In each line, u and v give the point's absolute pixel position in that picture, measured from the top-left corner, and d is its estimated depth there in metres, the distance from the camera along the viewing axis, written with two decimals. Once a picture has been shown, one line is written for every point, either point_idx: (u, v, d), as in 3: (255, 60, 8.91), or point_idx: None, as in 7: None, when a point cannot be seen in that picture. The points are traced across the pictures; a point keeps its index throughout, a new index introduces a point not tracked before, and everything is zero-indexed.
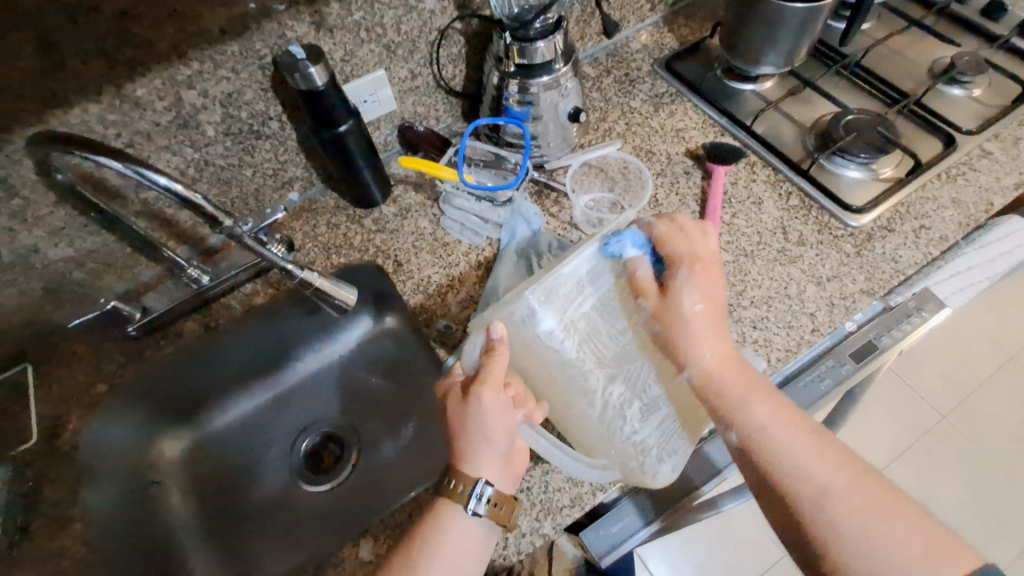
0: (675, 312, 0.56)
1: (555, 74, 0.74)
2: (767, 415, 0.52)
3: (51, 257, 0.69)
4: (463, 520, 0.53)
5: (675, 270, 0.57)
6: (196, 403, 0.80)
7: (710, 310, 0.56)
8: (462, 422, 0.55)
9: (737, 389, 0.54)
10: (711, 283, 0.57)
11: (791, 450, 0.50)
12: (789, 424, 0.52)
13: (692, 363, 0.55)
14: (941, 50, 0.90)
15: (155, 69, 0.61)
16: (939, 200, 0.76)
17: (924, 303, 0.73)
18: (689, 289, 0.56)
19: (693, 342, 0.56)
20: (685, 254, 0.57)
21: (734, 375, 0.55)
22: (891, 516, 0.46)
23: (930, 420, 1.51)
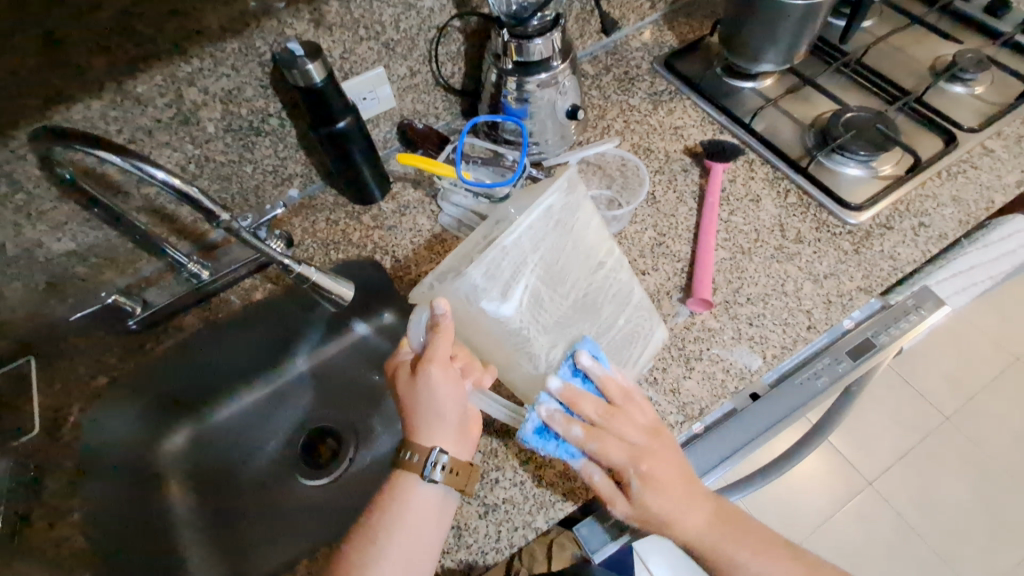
0: (653, 516, 0.55)
1: (552, 71, 0.74)
2: (754, 569, 0.57)
3: (55, 251, 0.70)
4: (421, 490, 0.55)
5: (628, 483, 0.54)
6: (197, 395, 0.81)
7: (678, 512, 0.55)
8: (412, 396, 0.56)
9: (715, 539, 0.56)
10: (666, 485, 0.55)
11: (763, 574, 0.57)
12: (765, 559, 0.57)
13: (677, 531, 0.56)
14: (943, 47, 0.89)
15: (155, 66, 0.62)
16: (939, 197, 0.76)
17: (923, 301, 0.72)
18: (651, 482, 0.54)
19: (663, 527, 0.56)
20: (623, 463, 0.54)
21: (716, 536, 0.57)
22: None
23: (934, 422, 1.49)
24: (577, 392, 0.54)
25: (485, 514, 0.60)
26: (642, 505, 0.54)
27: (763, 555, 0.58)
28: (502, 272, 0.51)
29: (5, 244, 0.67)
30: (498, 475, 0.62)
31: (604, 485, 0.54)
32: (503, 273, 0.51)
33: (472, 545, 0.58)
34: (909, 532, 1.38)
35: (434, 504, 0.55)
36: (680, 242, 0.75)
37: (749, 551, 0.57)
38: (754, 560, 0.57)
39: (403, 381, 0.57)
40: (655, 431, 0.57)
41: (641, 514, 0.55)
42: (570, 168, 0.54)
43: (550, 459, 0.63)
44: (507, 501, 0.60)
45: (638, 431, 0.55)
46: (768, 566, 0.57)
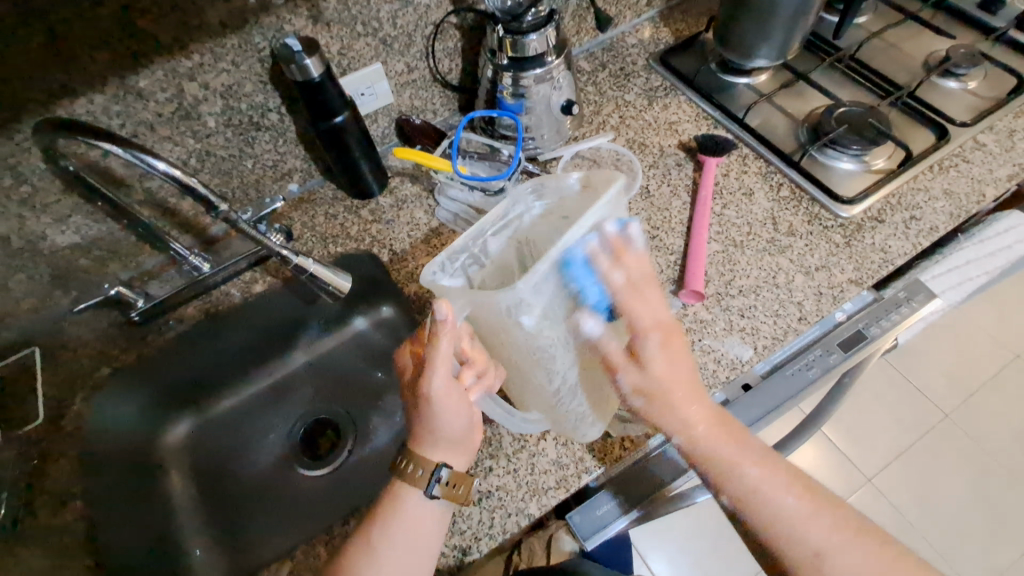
0: (653, 383, 0.55)
1: (547, 66, 0.75)
2: (752, 478, 0.52)
3: (59, 243, 0.72)
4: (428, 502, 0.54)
5: (640, 341, 0.55)
6: (198, 386, 0.82)
7: (677, 392, 0.55)
8: (416, 406, 0.55)
9: (714, 446, 0.54)
10: (666, 363, 0.55)
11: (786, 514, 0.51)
12: (772, 474, 0.53)
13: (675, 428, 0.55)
14: (937, 43, 0.90)
15: (157, 62, 0.63)
16: (930, 191, 0.76)
17: (914, 293, 0.73)
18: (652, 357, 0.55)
19: (659, 411, 0.55)
20: (649, 323, 0.55)
21: (715, 433, 0.55)
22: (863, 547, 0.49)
23: (933, 419, 1.50)
24: (625, 244, 0.55)
25: (479, 501, 0.61)
26: (653, 367, 0.55)
27: (795, 492, 0.52)
28: (545, 284, 0.51)
29: (9, 236, 0.68)
30: (492, 464, 0.63)
31: (634, 382, 0.55)
32: (545, 285, 0.51)
33: (466, 531, 0.59)
34: (908, 528, 1.38)
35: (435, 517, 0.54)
36: (673, 235, 0.76)
37: (754, 459, 0.54)
38: (746, 460, 0.53)
39: (411, 386, 0.56)
40: (675, 336, 0.56)
41: (645, 380, 0.55)
42: (620, 178, 0.54)
43: (543, 448, 0.64)
44: (501, 489, 0.62)
45: (657, 342, 0.55)
46: (778, 484, 0.52)
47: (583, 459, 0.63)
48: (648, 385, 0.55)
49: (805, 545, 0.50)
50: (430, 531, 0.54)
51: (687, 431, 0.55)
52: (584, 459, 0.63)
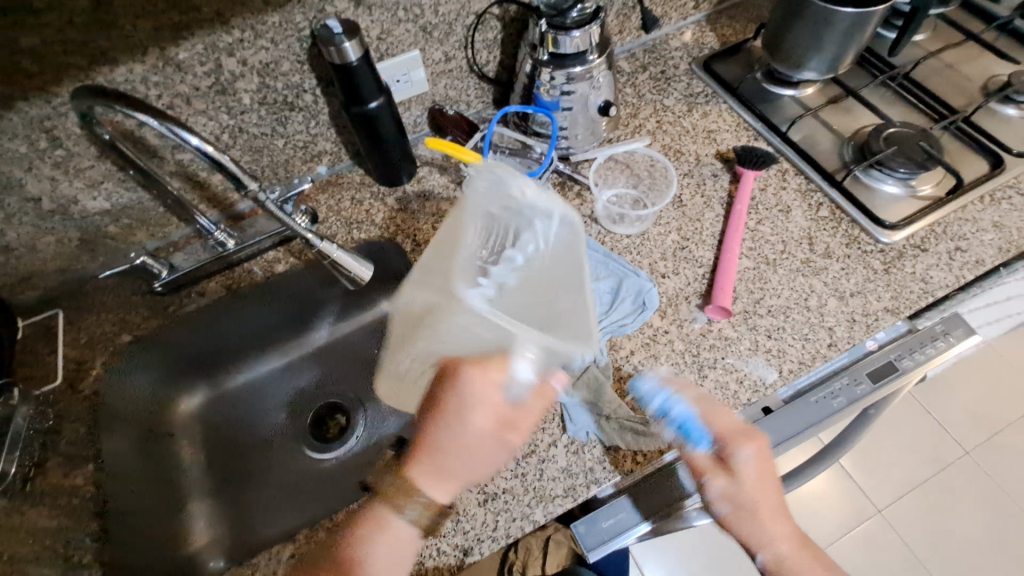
0: (736, 486, 0.59)
1: (587, 65, 0.73)
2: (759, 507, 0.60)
3: (89, 209, 0.73)
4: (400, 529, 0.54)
5: (738, 451, 0.58)
6: (213, 361, 0.83)
7: (766, 501, 0.60)
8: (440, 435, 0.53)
9: (801, 565, 0.61)
10: (764, 460, 0.59)
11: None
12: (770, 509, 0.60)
13: (763, 544, 0.61)
14: (999, 67, 0.86)
15: (197, 35, 0.63)
16: (979, 222, 0.73)
17: (953, 328, 0.70)
18: (749, 468, 0.58)
19: (738, 490, 0.59)
20: (729, 434, 0.58)
21: (763, 495, 0.59)
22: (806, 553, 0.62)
23: (953, 455, 1.45)
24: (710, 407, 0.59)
25: (484, 502, 0.60)
26: (737, 467, 0.58)
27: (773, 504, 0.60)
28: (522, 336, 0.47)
29: (41, 198, 0.69)
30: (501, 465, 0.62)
31: (751, 495, 0.59)
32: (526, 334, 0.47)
33: (470, 531, 0.59)
34: (917, 564, 1.35)
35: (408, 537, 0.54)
36: (703, 248, 0.74)
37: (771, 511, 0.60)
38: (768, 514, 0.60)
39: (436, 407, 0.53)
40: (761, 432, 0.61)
41: (738, 492, 0.59)
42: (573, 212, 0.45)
43: (554, 454, 0.62)
44: (508, 491, 0.61)
45: (757, 452, 0.59)
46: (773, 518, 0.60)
47: (593, 469, 0.61)
48: (736, 497, 0.59)
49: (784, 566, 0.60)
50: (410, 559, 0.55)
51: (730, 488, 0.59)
52: (594, 469, 0.61)
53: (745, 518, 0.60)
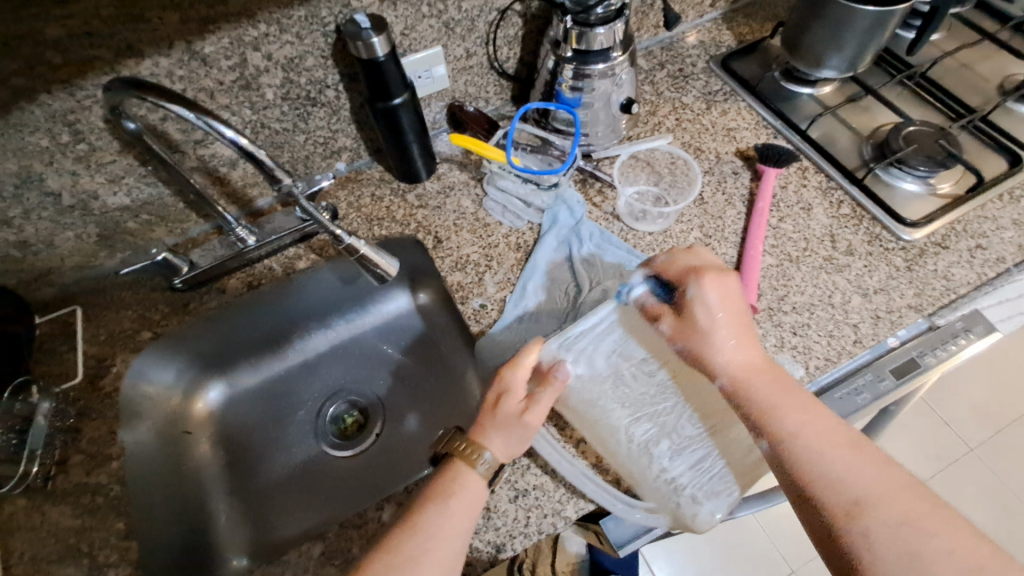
0: (693, 329, 0.59)
1: (611, 62, 0.73)
2: (766, 397, 0.55)
3: (109, 204, 0.72)
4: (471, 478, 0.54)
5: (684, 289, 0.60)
6: (231, 357, 0.81)
7: (765, 383, 0.56)
8: (514, 431, 0.55)
9: (759, 384, 0.56)
10: (725, 289, 0.59)
11: (816, 444, 0.51)
12: (783, 394, 0.55)
13: (717, 364, 0.58)
14: (1015, 67, 0.87)
15: (224, 28, 0.62)
16: (999, 220, 0.73)
17: (973, 325, 0.69)
18: (704, 303, 0.59)
19: (714, 354, 0.58)
20: (681, 273, 0.61)
21: (762, 383, 0.56)
22: (841, 451, 0.50)
23: (958, 452, 1.46)
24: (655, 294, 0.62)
25: (515, 498, 0.60)
26: (690, 309, 0.59)
27: (782, 389, 0.55)
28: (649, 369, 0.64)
29: (62, 193, 0.69)
30: (530, 462, 0.62)
31: (707, 320, 0.59)
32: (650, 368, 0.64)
33: (502, 528, 0.58)
34: None
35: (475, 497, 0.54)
36: (726, 245, 0.75)
37: (791, 401, 0.54)
38: (781, 400, 0.54)
39: (531, 413, 0.55)
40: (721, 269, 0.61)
41: (694, 339, 0.59)
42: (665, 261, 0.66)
43: (583, 451, 0.62)
44: (538, 488, 0.61)
45: (730, 291, 0.60)
46: (787, 396, 0.55)
47: None
48: (705, 352, 0.59)
49: (819, 478, 0.49)
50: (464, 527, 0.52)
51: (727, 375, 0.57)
52: None
53: (700, 345, 0.59)
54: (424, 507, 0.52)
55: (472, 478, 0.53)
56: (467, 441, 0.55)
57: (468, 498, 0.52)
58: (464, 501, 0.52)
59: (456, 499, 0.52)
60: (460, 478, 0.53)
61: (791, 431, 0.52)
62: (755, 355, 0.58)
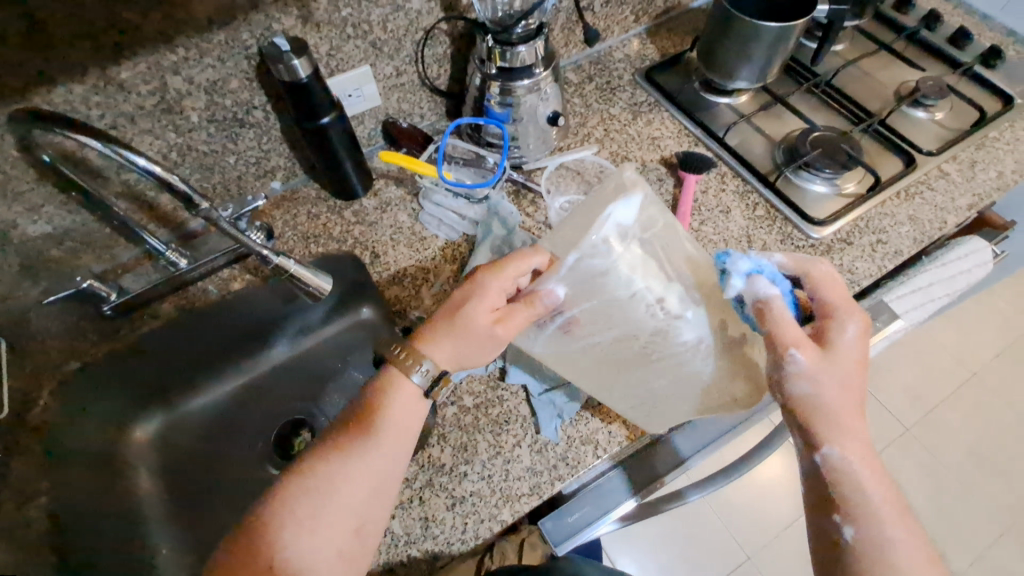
0: (834, 370, 0.53)
1: (535, 78, 0.76)
2: (892, 517, 0.49)
3: (30, 233, 0.71)
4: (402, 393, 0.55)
5: (843, 329, 0.55)
6: (168, 382, 0.80)
7: (855, 424, 0.52)
8: (475, 336, 0.57)
9: (875, 475, 0.51)
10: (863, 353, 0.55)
11: (909, 548, 0.48)
12: (868, 461, 0.51)
13: (827, 416, 0.52)
14: (909, 74, 0.94)
15: (140, 54, 0.62)
16: (897, 216, 0.80)
17: (878, 314, 0.76)
18: (851, 342, 0.54)
19: (830, 402, 0.52)
20: (835, 312, 0.56)
21: (869, 461, 0.51)
22: (919, 551, 0.48)
23: (894, 433, 1.55)
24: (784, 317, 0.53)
25: (452, 506, 0.62)
26: (836, 349, 0.54)
27: (875, 468, 0.51)
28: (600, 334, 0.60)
29: None
30: (467, 469, 0.64)
31: (840, 370, 0.53)
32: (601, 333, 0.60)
33: (439, 536, 0.60)
34: None
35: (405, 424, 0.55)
36: None
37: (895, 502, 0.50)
38: (883, 495, 0.50)
39: (501, 324, 0.58)
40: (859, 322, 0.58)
41: (825, 398, 0.52)
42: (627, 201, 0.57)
43: (518, 455, 0.64)
44: (474, 494, 0.62)
45: (856, 338, 0.54)
46: (873, 478, 0.50)
47: (557, 467, 0.64)
48: (819, 373, 0.52)
49: None
50: (385, 468, 0.52)
51: (842, 438, 0.51)
52: (558, 467, 0.64)
53: (821, 390, 0.52)
54: (359, 421, 0.54)
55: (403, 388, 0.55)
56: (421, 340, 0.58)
57: (401, 413, 0.54)
58: (398, 417, 0.54)
59: (392, 413, 0.54)
60: (398, 388, 0.55)
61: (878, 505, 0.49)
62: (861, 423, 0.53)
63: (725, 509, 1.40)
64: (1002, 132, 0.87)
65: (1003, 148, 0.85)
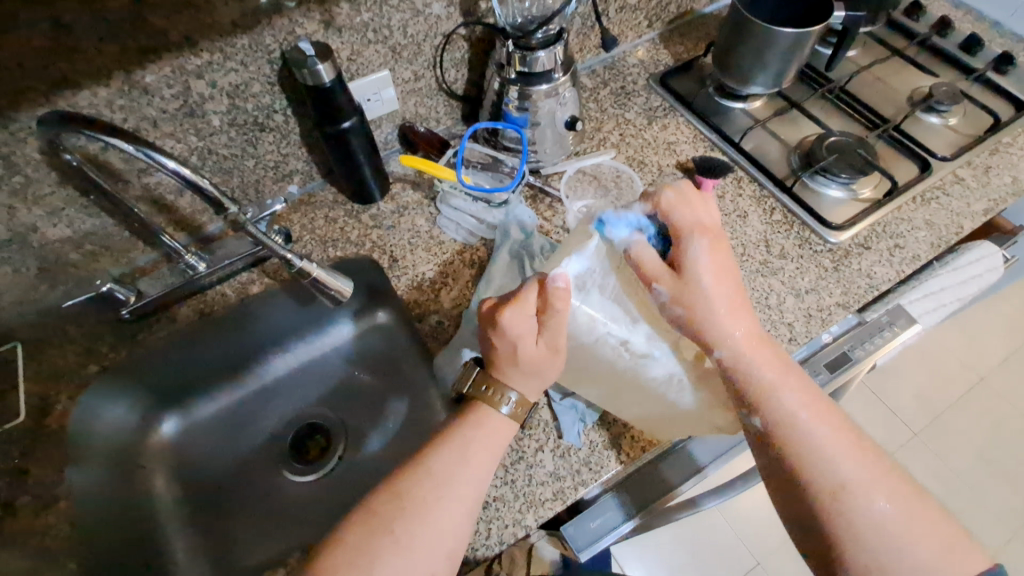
0: (693, 282, 0.58)
1: (553, 83, 0.76)
2: (791, 405, 0.54)
3: (49, 236, 0.70)
4: (492, 421, 0.56)
5: (686, 239, 0.59)
6: (185, 386, 0.79)
7: (735, 318, 0.57)
8: (538, 367, 0.57)
9: (766, 367, 0.56)
10: (720, 257, 0.59)
11: (811, 424, 0.53)
12: (762, 356, 0.57)
13: (709, 324, 0.57)
14: (922, 80, 0.95)
15: (165, 58, 0.62)
16: (913, 221, 0.80)
17: (896, 318, 0.76)
18: (701, 263, 0.58)
19: (707, 302, 0.57)
20: (684, 223, 0.60)
21: (762, 358, 0.57)
22: (823, 417, 0.54)
23: (902, 437, 1.55)
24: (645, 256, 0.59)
25: (476, 512, 0.61)
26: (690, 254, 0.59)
27: (767, 357, 0.57)
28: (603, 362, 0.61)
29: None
30: (490, 474, 0.63)
31: (699, 262, 0.59)
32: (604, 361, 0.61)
33: (463, 542, 0.60)
34: None
35: (491, 446, 0.55)
36: None
37: (796, 386, 0.56)
38: (784, 384, 0.56)
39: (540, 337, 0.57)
40: (722, 238, 0.61)
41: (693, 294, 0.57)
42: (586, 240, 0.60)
43: (541, 459, 0.64)
44: (498, 500, 0.62)
45: (716, 255, 0.59)
46: (770, 369, 0.56)
47: (580, 471, 0.64)
48: (684, 298, 0.57)
49: (821, 458, 0.51)
50: (476, 489, 0.53)
51: (729, 342, 0.57)
52: (581, 471, 0.64)
53: (695, 296, 0.57)
54: (441, 450, 0.54)
55: (495, 419, 0.56)
56: (489, 379, 0.58)
57: (486, 440, 0.55)
58: (481, 444, 0.55)
59: (478, 440, 0.55)
60: (483, 420, 0.56)
61: (779, 398, 0.55)
62: (748, 332, 0.57)
63: (735, 514, 1.39)
64: (1016, 138, 0.87)
65: (1018, 153, 0.86)
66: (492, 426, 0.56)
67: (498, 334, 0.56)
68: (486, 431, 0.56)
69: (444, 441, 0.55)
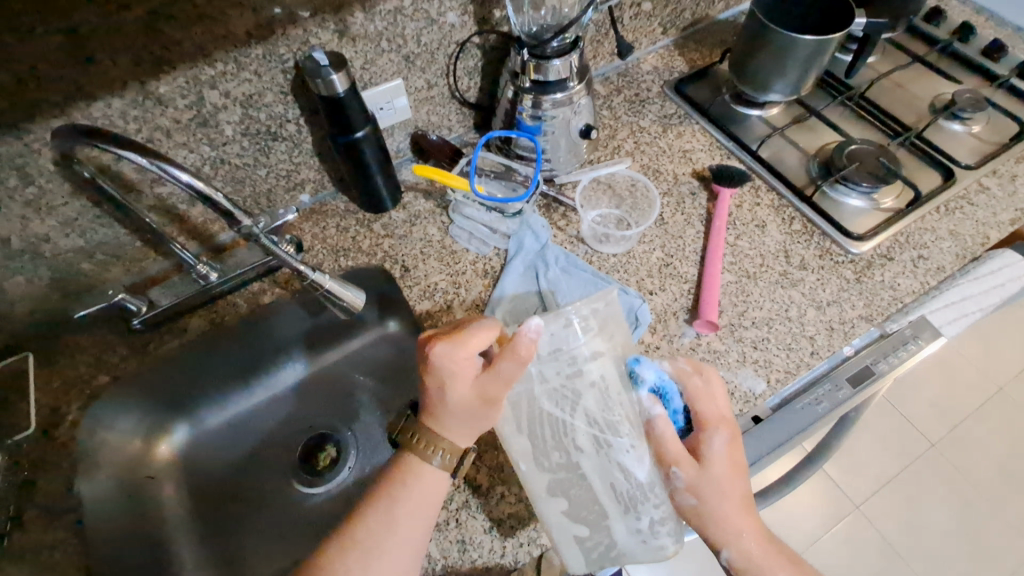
0: (709, 483, 0.54)
1: (568, 92, 0.76)
2: None
3: (62, 247, 0.70)
4: (424, 475, 0.54)
5: (709, 437, 0.56)
6: (193, 397, 0.78)
7: (759, 557, 0.56)
8: (467, 419, 0.53)
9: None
10: (733, 458, 0.56)
11: None
12: (773, 561, 0.56)
13: (721, 541, 0.55)
14: (944, 87, 0.93)
15: (179, 68, 0.62)
16: (937, 231, 0.78)
17: (920, 331, 0.73)
18: (720, 458, 0.55)
19: (724, 525, 0.55)
20: (712, 418, 0.56)
21: (769, 560, 0.56)
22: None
23: (920, 448, 1.52)
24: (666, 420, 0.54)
25: (491, 529, 0.60)
26: (710, 458, 0.55)
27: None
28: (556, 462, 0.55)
29: (11, 238, 0.66)
30: (505, 491, 0.62)
31: (722, 482, 0.55)
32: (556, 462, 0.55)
33: (478, 559, 0.59)
34: (894, 556, 1.40)
35: (429, 501, 0.53)
36: (687, 264, 0.77)
37: None
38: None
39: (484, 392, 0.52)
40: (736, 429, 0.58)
41: (706, 482, 0.54)
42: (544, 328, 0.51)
43: None
44: (513, 517, 0.61)
45: (732, 452, 0.56)
46: (775, 571, 0.55)
47: None
48: (703, 489, 0.54)
49: None
50: (415, 543, 0.52)
51: (739, 547, 0.55)
52: None
53: (709, 508, 0.55)
54: (371, 511, 0.52)
55: (428, 471, 0.54)
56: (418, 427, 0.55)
57: (420, 494, 0.53)
58: (414, 500, 0.53)
59: (409, 496, 0.53)
60: (417, 473, 0.54)
61: None
62: (760, 553, 0.56)
63: None
64: None
65: None
66: (429, 480, 0.54)
67: (428, 372, 0.54)
68: (417, 488, 0.53)
69: (376, 500, 0.53)
